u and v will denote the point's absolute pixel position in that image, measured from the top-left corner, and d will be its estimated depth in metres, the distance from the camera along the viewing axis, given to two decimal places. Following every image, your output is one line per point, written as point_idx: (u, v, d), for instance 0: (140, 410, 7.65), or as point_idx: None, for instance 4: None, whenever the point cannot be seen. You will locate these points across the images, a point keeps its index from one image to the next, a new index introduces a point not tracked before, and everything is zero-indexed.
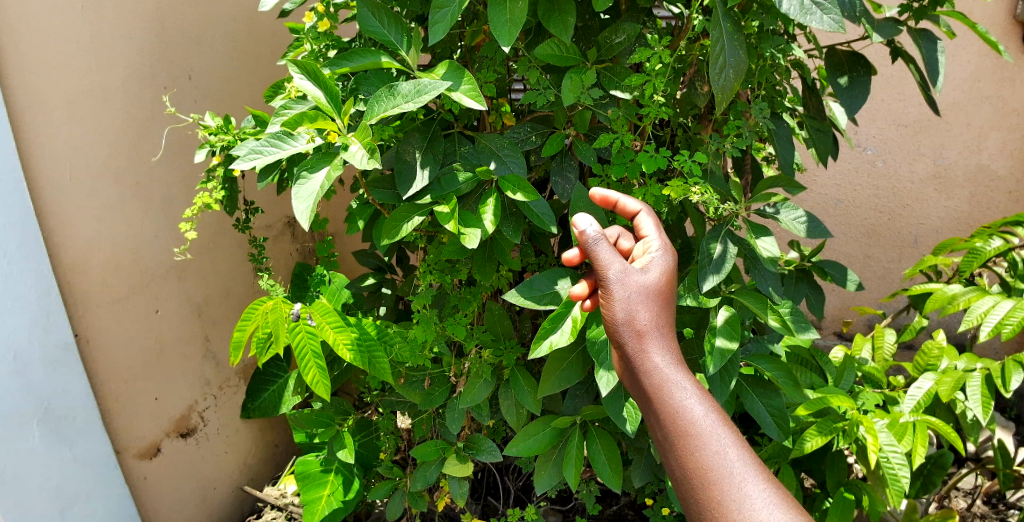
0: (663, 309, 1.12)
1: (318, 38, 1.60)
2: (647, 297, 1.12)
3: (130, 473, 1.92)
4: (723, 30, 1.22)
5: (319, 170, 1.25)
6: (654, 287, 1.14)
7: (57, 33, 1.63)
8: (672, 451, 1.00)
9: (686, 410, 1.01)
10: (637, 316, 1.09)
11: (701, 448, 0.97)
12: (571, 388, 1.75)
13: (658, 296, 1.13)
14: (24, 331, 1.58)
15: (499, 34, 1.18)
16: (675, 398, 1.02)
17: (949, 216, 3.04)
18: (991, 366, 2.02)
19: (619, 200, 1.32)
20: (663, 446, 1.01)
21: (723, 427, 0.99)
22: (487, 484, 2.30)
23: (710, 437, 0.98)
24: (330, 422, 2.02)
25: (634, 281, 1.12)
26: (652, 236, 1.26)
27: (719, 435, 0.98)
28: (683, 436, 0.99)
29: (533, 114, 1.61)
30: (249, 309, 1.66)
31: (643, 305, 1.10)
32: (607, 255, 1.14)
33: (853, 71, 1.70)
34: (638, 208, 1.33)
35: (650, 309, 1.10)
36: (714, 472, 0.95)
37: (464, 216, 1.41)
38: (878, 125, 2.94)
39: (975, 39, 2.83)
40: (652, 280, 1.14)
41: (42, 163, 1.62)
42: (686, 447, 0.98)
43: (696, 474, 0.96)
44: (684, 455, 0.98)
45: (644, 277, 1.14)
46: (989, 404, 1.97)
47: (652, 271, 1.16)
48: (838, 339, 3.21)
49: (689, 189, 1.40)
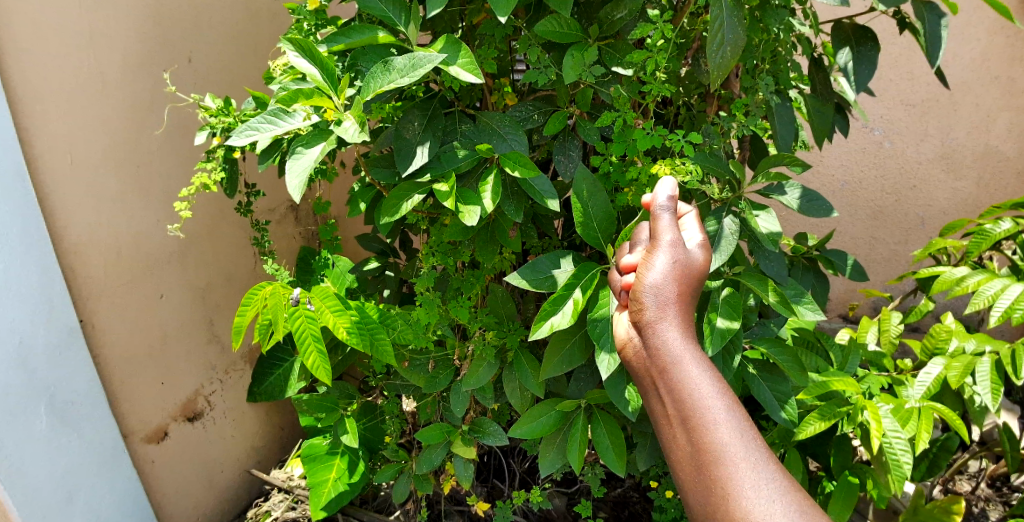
0: (698, 288, 1.07)
1: (310, 17, 1.57)
2: (688, 272, 1.07)
3: (138, 457, 1.94)
4: (722, 6, 1.19)
5: (314, 147, 1.27)
6: (699, 270, 1.09)
7: (53, 17, 1.60)
8: (678, 427, 0.94)
9: (696, 385, 0.94)
10: (671, 286, 1.04)
11: (709, 423, 0.91)
12: (576, 371, 1.74)
13: (697, 277, 1.09)
14: (27, 317, 1.58)
15: (496, 6, 1.15)
16: (688, 371, 0.96)
17: (956, 198, 3.00)
18: (1002, 350, 1.99)
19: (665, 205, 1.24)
20: (669, 420, 0.95)
21: (735, 406, 0.93)
22: (493, 467, 2.30)
23: (719, 415, 0.91)
24: (333, 407, 2.02)
25: (687, 253, 1.08)
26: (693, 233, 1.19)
27: (729, 412, 0.92)
28: (691, 409, 0.93)
29: (535, 94, 1.59)
30: (249, 294, 1.62)
31: (679, 278, 1.05)
32: (666, 225, 1.11)
33: (859, 45, 1.67)
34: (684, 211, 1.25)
35: (685, 282, 1.06)
36: (722, 448, 0.89)
37: (463, 194, 1.37)
38: (886, 105, 2.90)
39: (984, 17, 2.78)
40: (699, 262, 1.10)
41: (42, 150, 1.61)
42: (694, 421, 0.92)
43: (703, 450, 0.90)
44: (692, 432, 0.92)
45: (691, 256, 1.09)
46: (1000, 390, 1.95)
47: (698, 254, 1.12)
48: (844, 322, 3.20)
49: (678, 168, 1.39)
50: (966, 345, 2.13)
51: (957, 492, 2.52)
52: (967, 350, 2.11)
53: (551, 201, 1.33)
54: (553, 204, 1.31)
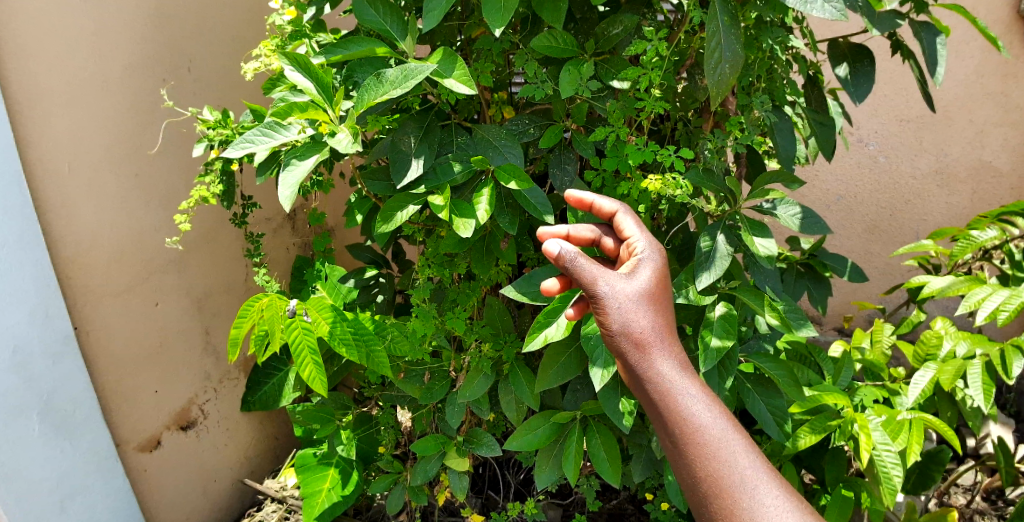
0: (660, 312, 1.14)
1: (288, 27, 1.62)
2: (645, 303, 1.13)
3: (131, 465, 1.93)
4: (719, 22, 1.20)
5: (308, 158, 1.28)
6: (649, 293, 1.15)
7: (53, 25, 1.61)
8: (682, 461, 1.05)
9: (697, 421, 1.04)
10: (633, 325, 1.10)
11: (712, 455, 1.02)
12: (571, 383, 1.75)
13: (654, 299, 1.16)
14: (23, 324, 1.58)
15: (491, 20, 1.15)
16: (685, 409, 1.06)
17: (951, 212, 3.01)
18: (993, 351, 2.02)
19: (595, 202, 1.32)
20: (672, 453, 1.06)
21: (732, 432, 1.04)
22: (487, 478, 2.29)
23: (723, 449, 1.03)
24: (329, 418, 2.02)
25: (626, 291, 1.13)
26: (636, 237, 1.26)
27: (729, 441, 1.04)
28: (694, 444, 1.03)
29: (532, 108, 1.59)
30: (245, 306, 1.61)
31: (642, 313, 1.12)
32: (590, 271, 1.13)
33: (855, 62, 1.69)
34: (614, 208, 1.32)
35: (647, 315, 1.12)
36: (724, 477, 1.01)
37: (457, 205, 1.37)
38: (881, 120, 2.92)
39: (977, 35, 2.80)
40: (648, 283, 1.16)
41: (41, 157, 1.61)
42: (695, 455, 1.03)
43: (706, 480, 1.02)
44: (697, 464, 1.03)
45: (635, 285, 1.15)
46: (992, 391, 1.98)
47: (644, 275, 1.17)
48: (839, 334, 3.20)
49: (668, 186, 1.37)
50: (959, 347, 2.10)
51: (952, 505, 2.51)
52: (959, 352, 2.09)
53: (547, 215, 1.33)
54: (548, 217, 1.32)
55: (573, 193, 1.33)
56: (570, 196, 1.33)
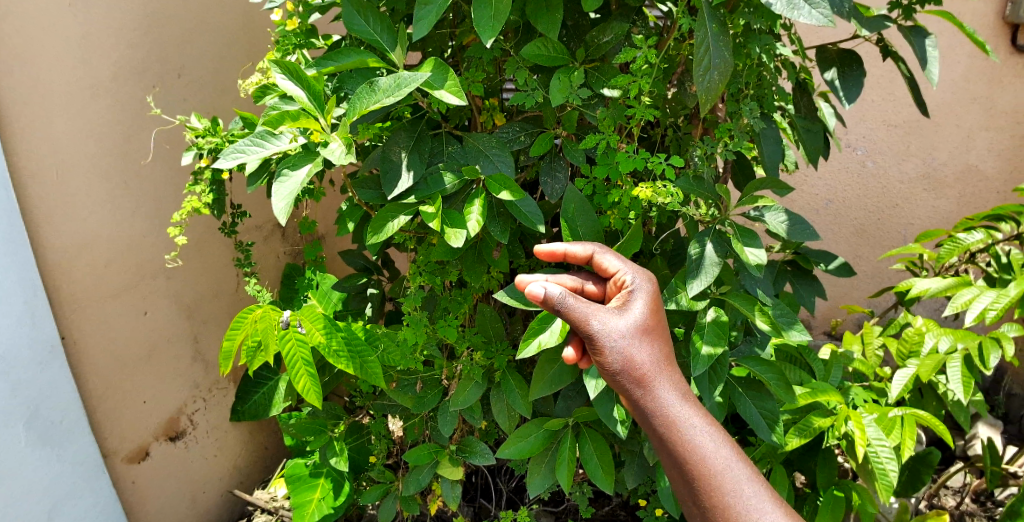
0: (656, 343, 1.15)
1: (287, 37, 1.61)
2: (642, 337, 1.14)
3: (119, 476, 1.90)
4: (709, 30, 1.21)
5: (300, 168, 1.28)
6: (645, 327, 1.15)
7: (42, 31, 1.60)
8: (693, 494, 1.07)
9: (702, 451, 1.06)
10: (634, 362, 1.11)
11: (720, 487, 1.04)
12: (563, 390, 1.74)
13: (651, 335, 1.16)
14: (11, 332, 1.55)
15: (482, 29, 1.15)
16: (691, 440, 1.07)
17: (938, 216, 3.05)
18: (971, 344, 2.04)
19: (565, 251, 1.29)
20: (681, 485, 1.08)
21: (736, 460, 1.06)
22: (480, 487, 2.27)
23: (730, 478, 1.04)
24: (321, 430, 1.99)
25: (623, 326, 1.13)
26: (621, 270, 1.25)
27: (736, 472, 1.05)
28: (701, 475, 1.05)
29: (522, 115, 1.59)
30: (238, 318, 1.62)
31: (641, 350, 1.12)
32: (585, 310, 1.13)
33: (843, 67, 1.71)
34: (588, 251, 1.29)
35: (644, 350, 1.12)
36: (733, 507, 1.03)
37: (449, 216, 1.37)
38: (869, 125, 2.95)
39: (964, 41, 2.84)
40: (642, 316, 1.16)
41: (28, 165, 1.60)
42: (704, 487, 1.05)
43: (716, 511, 1.04)
44: (706, 495, 1.05)
45: (628, 320, 1.15)
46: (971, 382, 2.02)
47: (636, 307, 1.17)
48: (828, 338, 3.22)
49: (658, 194, 1.38)
50: (942, 342, 2.11)
51: (942, 506, 2.52)
52: (942, 349, 2.09)
53: (539, 225, 1.33)
54: (539, 227, 1.33)
55: (542, 248, 1.29)
56: (540, 252, 1.29)
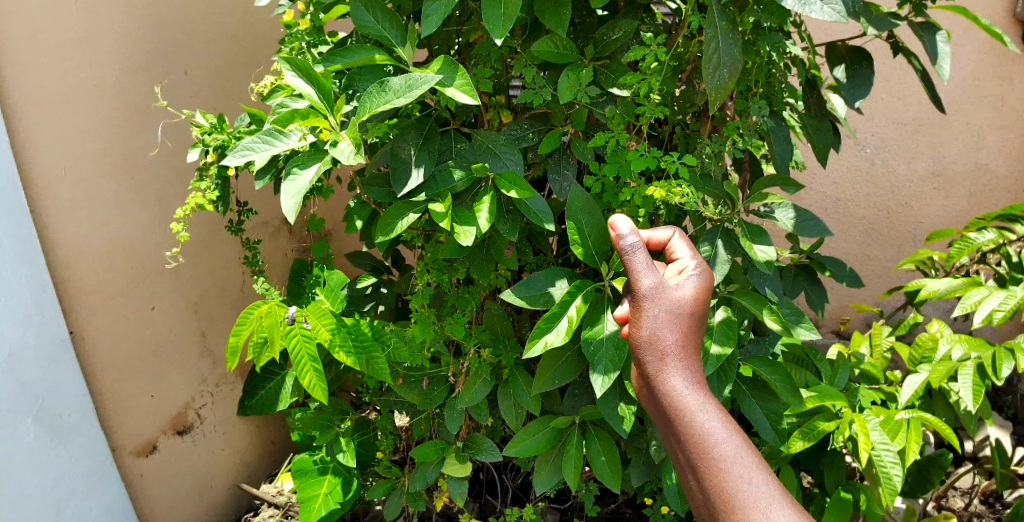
0: (690, 324, 1.12)
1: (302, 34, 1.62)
2: (680, 316, 1.12)
3: (127, 470, 1.92)
4: (717, 29, 1.20)
5: (309, 168, 1.28)
6: (686, 307, 1.13)
7: (51, 28, 1.61)
8: (695, 477, 1.01)
9: (708, 435, 1.01)
10: (665, 332, 1.10)
11: (722, 473, 0.98)
12: (571, 387, 1.75)
13: (690, 316, 1.13)
14: (18, 327, 1.57)
15: (493, 27, 1.15)
16: (699, 421, 1.03)
17: (948, 215, 3.02)
18: (984, 354, 2.02)
19: (648, 238, 1.30)
20: (684, 467, 1.03)
21: (746, 452, 0.99)
22: (485, 483, 2.28)
23: (734, 466, 0.98)
24: (328, 425, 2.02)
25: (663, 296, 1.12)
26: (686, 258, 1.24)
27: (743, 462, 0.98)
28: (705, 457, 1.00)
29: (530, 112, 1.59)
30: (244, 313, 1.62)
31: (672, 323, 1.11)
32: (641, 266, 1.15)
33: (853, 65, 1.70)
34: (667, 236, 1.31)
35: (675, 324, 1.11)
36: (732, 495, 0.95)
37: (459, 214, 1.36)
38: (878, 123, 2.93)
39: (974, 37, 2.81)
40: (688, 297, 1.14)
41: (36, 161, 1.61)
42: (705, 470, 0.99)
43: (713, 497, 0.97)
44: (706, 479, 0.99)
45: (673, 292, 1.14)
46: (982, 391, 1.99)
47: (685, 287, 1.15)
48: (836, 337, 3.21)
49: (672, 191, 1.38)
50: (954, 350, 2.12)
51: (950, 508, 2.51)
52: (954, 355, 2.10)
53: (548, 223, 1.33)
54: (549, 225, 1.32)
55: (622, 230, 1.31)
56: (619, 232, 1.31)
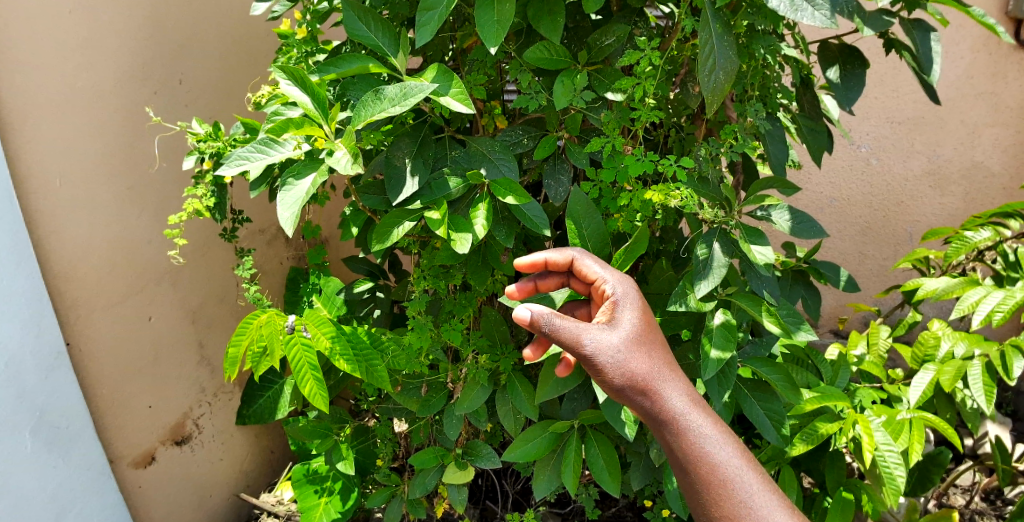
0: (651, 352, 1.18)
1: (302, 44, 1.62)
2: (637, 349, 1.17)
3: (125, 480, 1.91)
4: (711, 30, 1.20)
5: (305, 178, 1.27)
6: (634, 338, 1.19)
7: (51, 30, 1.61)
8: (700, 496, 1.10)
9: (712, 456, 1.10)
10: (634, 372, 1.15)
11: (729, 491, 1.07)
12: (569, 392, 1.74)
13: (642, 344, 1.19)
14: (17, 336, 1.56)
15: (486, 35, 1.15)
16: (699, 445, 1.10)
17: (944, 213, 3.03)
18: (992, 352, 2.02)
19: (545, 260, 1.34)
20: (689, 486, 1.11)
21: (746, 467, 1.10)
22: (485, 488, 2.30)
23: (740, 482, 1.08)
24: (327, 433, 2.01)
25: (614, 341, 1.16)
26: (605, 279, 1.29)
27: (746, 476, 1.09)
28: (712, 479, 1.08)
29: (524, 118, 1.60)
30: (243, 323, 1.61)
31: (636, 361, 1.16)
32: (573, 326, 1.15)
33: (846, 65, 1.70)
34: (569, 257, 1.34)
35: (639, 361, 1.16)
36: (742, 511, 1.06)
37: (454, 221, 1.35)
38: (873, 122, 2.93)
39: (968, 35, 2.82)
40: (632, 330, 1.20)
41: (35, 167, 1.60)
42: (712, 491, 1.08)
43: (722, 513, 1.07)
44: (715, 497, 1.08)
45: (619, 333, 1.18)
46: (992, 389, 1.98)
47: (625, 322, 1.21)
48: (835, 337, 3.21)
49: (670, 193, 1.38)
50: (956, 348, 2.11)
51: (951, 505, 2.51)
52: (957, 353, 2.08)
53: (545, 229, 1.32)
54: (547, 232, 1.31)
55: (521, 260, 1.35)
56: (521, 263, 1.35)
